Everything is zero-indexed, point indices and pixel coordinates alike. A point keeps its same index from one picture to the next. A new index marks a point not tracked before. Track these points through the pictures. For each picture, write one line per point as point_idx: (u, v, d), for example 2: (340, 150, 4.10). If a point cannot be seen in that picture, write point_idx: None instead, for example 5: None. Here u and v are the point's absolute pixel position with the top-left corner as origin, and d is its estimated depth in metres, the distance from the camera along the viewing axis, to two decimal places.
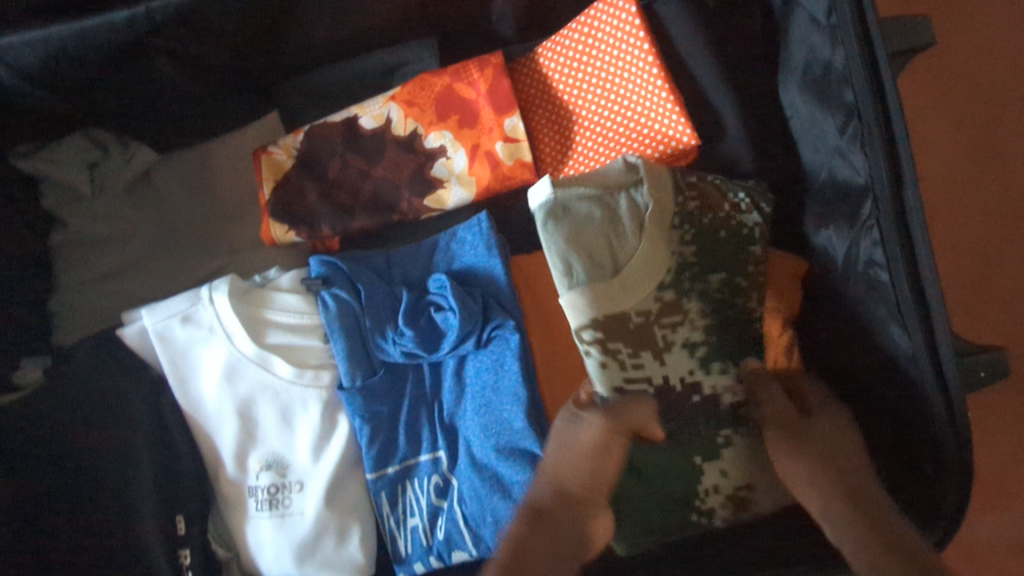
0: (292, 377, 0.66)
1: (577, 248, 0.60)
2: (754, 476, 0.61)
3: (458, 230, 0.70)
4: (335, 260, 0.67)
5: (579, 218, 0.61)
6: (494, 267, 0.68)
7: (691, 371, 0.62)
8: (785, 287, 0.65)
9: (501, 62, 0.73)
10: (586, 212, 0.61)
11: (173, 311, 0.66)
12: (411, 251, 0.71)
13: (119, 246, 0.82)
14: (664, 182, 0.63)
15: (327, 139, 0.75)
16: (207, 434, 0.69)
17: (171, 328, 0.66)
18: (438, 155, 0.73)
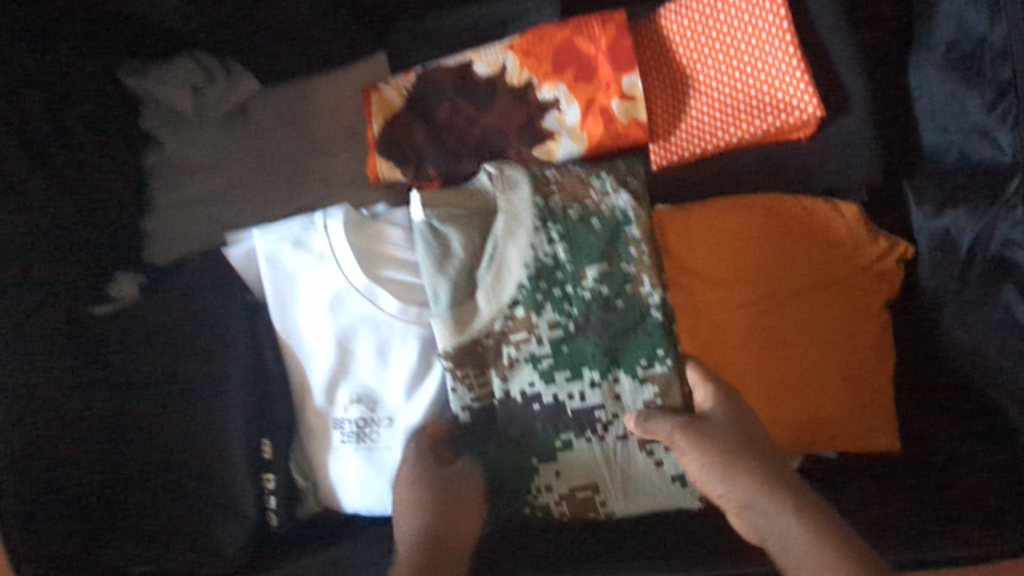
0: (395, 312, 0.66)
1: (448, 281, 0.64)
2: (597, 478, 0.67)
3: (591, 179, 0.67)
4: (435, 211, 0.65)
5: (447, 249, 0.65)
6: None
7: (532, 384, 0.65)
8: (886, 270, 0.68)
9: (625, 19, 0.72)
10: (447, 244, 0.65)
11: (285, 234, 0.67)
12: None
13: (209, 172, 0.80)
14: (517, 202, 0.66)
15: (438, 81, 0.75)
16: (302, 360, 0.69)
17: (282, 251, 0.66)
18: (550, 107, 0.73)
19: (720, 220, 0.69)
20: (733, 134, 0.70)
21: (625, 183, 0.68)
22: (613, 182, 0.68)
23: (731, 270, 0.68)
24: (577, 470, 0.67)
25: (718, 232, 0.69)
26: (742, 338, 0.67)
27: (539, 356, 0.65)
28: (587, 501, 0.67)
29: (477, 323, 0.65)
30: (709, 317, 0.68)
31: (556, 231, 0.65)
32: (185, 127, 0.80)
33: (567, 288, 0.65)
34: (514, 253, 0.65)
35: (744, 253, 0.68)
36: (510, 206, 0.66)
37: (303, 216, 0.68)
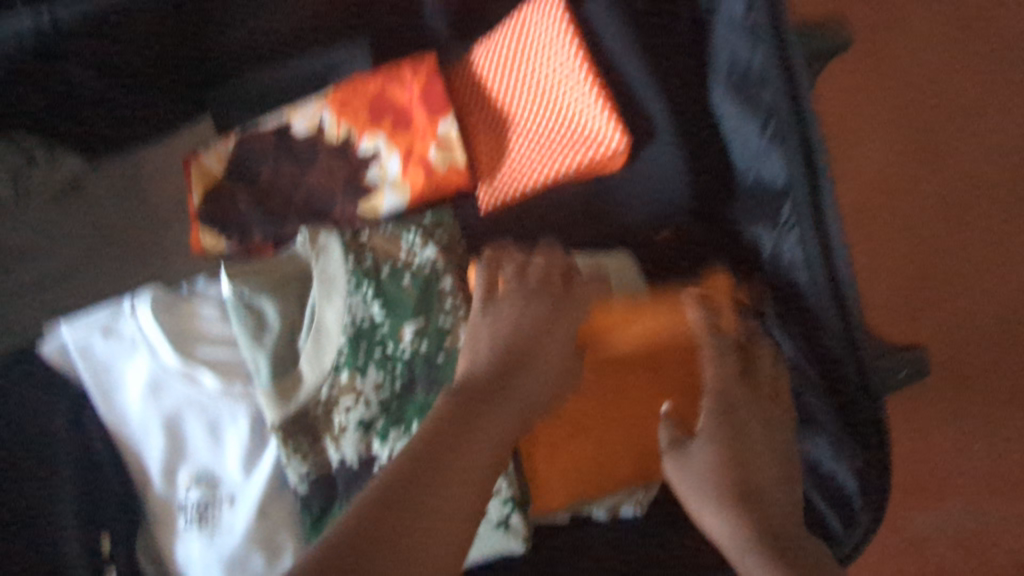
0: (218, 390, 0.65)
1: (269, 354, 0.63)
2: None
3: (407, 233, 0.67)
4: (240, 284, 0.64)
5: (266, 321, 0.64)
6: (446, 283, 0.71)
7: (366, 447, 0.63)
8: None
9: (433, 64, 0.72)
10: (263, 315, 0.64)
11: (96, 325, 0.66)
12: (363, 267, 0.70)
13: (43, 258, 0.73)
14: (333, 263, 0.65)
15: (258, 144, 0.74)
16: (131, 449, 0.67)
17: (92, 343, 0.65)
18: (371, 160, 0.73)
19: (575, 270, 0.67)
20: (549, 171, 0.69)
21: (432, 235, 0.67)
22: (421, 237, 0.67)
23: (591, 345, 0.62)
24: None
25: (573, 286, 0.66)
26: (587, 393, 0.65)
27: (370, 419, 0.63)
28: None
29: (303, 392, 0.63)
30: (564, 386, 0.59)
31: (371, 291, 0.64)
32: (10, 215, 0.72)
33: (387, 346, 0.64)
34: (332, 319, 0.64)
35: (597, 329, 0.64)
36: (325, 268, 0.65)
37: (114, 305, 0.67)
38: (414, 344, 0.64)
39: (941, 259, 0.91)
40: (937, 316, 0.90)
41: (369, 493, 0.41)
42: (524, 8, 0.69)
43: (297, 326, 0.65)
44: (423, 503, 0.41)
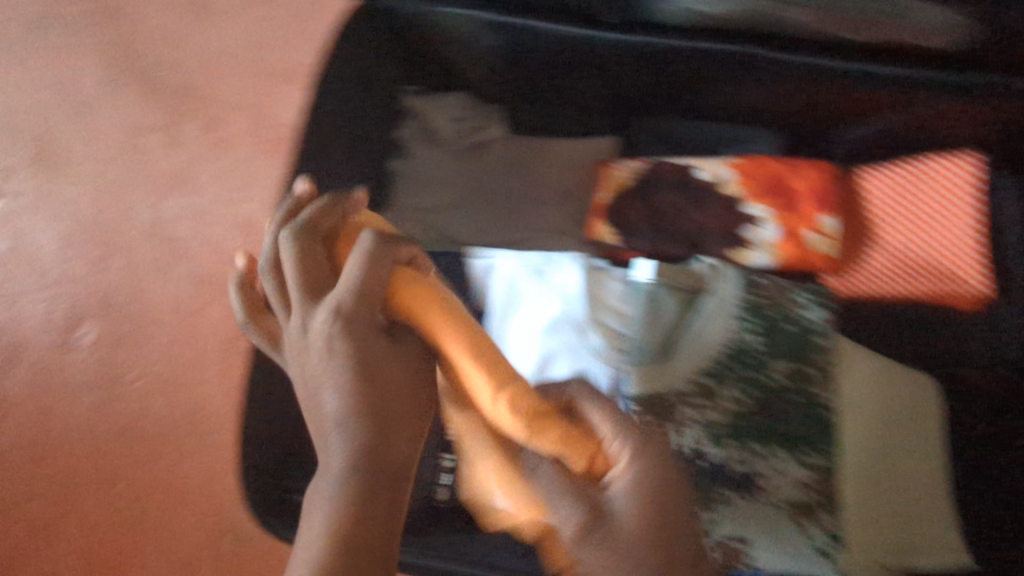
0: (596, 350, 0.78)
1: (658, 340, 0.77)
2: (753, 533, 0.69)
3: (794, 290, 0.78)
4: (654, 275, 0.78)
5: (661, 313, 0.77)
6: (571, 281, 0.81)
7: (701, 443, 0.74)
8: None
9: (831, 171, 0.87)
10: (663, 308, 0.78)
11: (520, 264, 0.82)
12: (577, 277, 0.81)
13: (440, 191, 0.96)
14: (730, 290, 0.78)
15: (662, 177, 0.90)
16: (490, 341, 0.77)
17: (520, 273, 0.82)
18: (752, 220, 0.87)
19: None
20: (901, 292, 0.82)
21: (823, 300, 0.79)
22: (815, 300, 0.78)
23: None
24: (735, 521, 0.70)
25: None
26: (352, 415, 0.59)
27: (713, 422, 0.75)
28: (733, 551, 0.69)
29: (668, 381, 0.76)
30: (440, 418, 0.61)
31: (755, 324, 0.77)
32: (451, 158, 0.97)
33: (753, 372, 0.76)
34: (715, 333, 0.76)
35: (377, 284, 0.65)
36: (720, 291, 0.78)
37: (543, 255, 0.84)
38: (784, 373, 0.75)
39: None
40: None
41: (318, 563, 0.45)
42: (935, 156, 0.82)
43: (680, 327, 0.77)
44: (369, 541, 0.46)
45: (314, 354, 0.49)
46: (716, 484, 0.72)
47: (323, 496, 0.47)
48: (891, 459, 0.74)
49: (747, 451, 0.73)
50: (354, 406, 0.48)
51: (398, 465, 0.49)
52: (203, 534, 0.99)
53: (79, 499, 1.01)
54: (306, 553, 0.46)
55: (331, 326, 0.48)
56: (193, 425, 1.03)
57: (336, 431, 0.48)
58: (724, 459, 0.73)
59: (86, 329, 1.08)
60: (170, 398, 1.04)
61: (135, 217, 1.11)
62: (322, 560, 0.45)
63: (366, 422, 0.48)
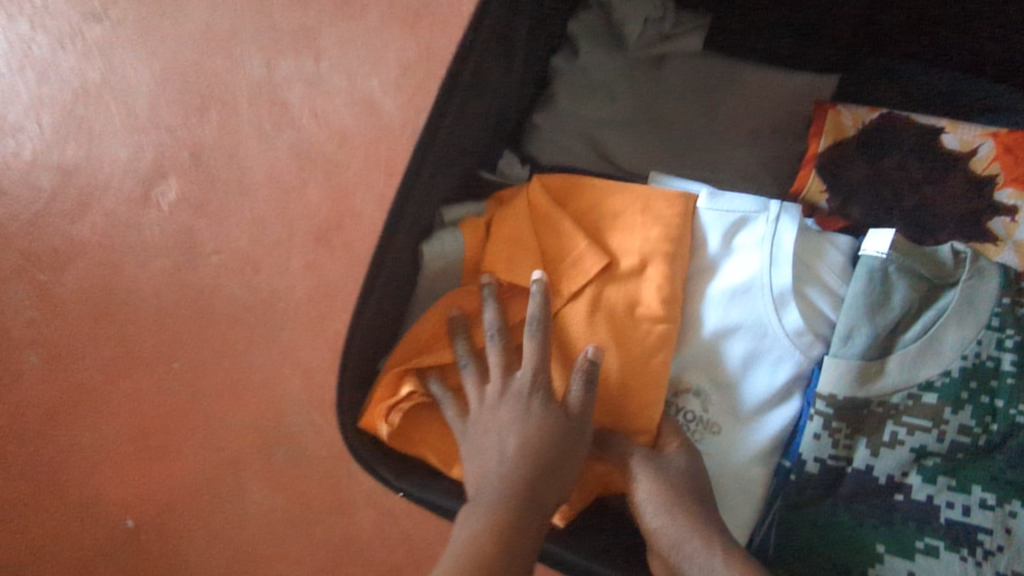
0: (791, 331, 0.61)
1: (871, 333, 0.60)
2: None
3: None
4: (891, 253, 0.60)
5: (884, 301, 0.60)
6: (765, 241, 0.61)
7: (904, 472, 0.59)
8: None
9: None
10: (888, 295, 0.60)
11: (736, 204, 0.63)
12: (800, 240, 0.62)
13: (609, 102, 0.80)
14: (984, 291, 0.59)
15: (898, 134, 0.72)
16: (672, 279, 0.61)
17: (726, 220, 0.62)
18: (1004, 211, 0.68)
19: (620, 192, 0.63)
20: None
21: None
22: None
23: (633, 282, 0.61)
24: None
25: (587, 215, 0.64)
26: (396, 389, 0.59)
27: (930, 451, 0.58)
28: None
29: (876, 388, 0.59)
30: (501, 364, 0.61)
31: (1011, 339, 0.58)
32: (626, 67, 0.81)
33: (996, 400, 0.58)
34: (955, 341, 0.59)
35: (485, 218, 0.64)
36: (969, 290, 0.60)
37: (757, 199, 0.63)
38: None
39: None
40: None
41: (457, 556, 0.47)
42: None
43: (903, 324, 0.60)
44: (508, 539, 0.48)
45: (494, 411, 0.54)
46: (922, 531, 0.57)
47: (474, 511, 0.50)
48: None
49: (972, 498, 0.56)
50: (523, 450, 0.52)
51: (543, 491, 0.51)
52: (258, 437, 0.88)
53: (133, 367, 0.91)
54: (451, 551, 0.48)
55: (523, 395, 0.54)
56: (266, 315, 0.91)
57: (500, 424, 0.53)
58: (936, 502, 0.57)
59: (169, 185, 0.95)
60: (247, 280, 0.92)
61: (244, 70, 0.97)
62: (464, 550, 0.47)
63: (529, 463, 0.51)
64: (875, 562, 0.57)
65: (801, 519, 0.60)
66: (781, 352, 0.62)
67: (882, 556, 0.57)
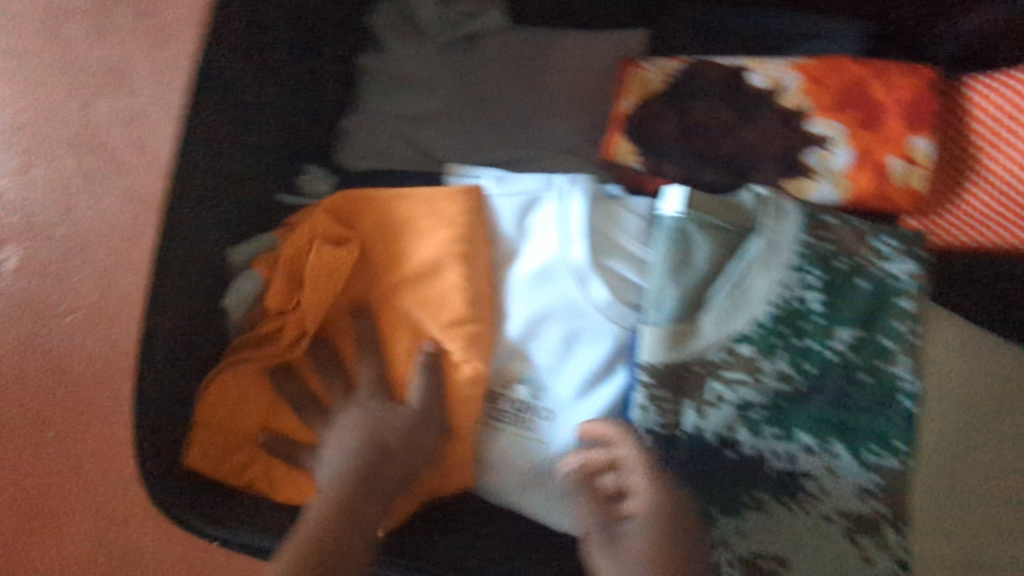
0: (601, 305, 0.60)
1: (677, 294, 0.58)
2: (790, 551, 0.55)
3: (872, 238, 0.57)
4: (683, 209, 0.58)
5: (685, 260, 0.58)
6: (558, 221, 0.60)
7: (733, 430, 0.57)
8: None
9: (933, 79, 0.65)
10: (688, 253, 0.58)
11: (526, 188, 0.61)
12: (595, 210, 0.59)
13: (419, 96, 0.76)
14: (784, 233, 0.58)
15: (706, 79, 0.69)
16: (471, 276, 0.60)
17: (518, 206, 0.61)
18: (818, 143, 0.67)
19: (409, 194, 0.61)
20: (989, 239, 0.65)
21: (911, 249, 0.57)
22: (899, 247, 0.57)
23: (429, 280, 0.61)
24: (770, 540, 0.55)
25: (377, 221, 0.62)
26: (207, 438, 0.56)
27: (752, 404, 0.57)
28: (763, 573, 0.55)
29: (692, 348, 0.58)
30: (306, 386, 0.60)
31: (815, 277, 0.57)
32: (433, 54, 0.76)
33: (809, 341, 0.56)
34: (761, 288, 0.57)
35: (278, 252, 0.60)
36: (770, 234, 0.58)
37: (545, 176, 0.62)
38: (842, 348, 0.56)
39: None
40: None
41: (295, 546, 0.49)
42: None
43: (710, 279, 0.58)
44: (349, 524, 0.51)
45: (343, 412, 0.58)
46: (749, 486, 0.56)
47: (315, 505, 0.52)
48: None
49: (796, 445, 0.55)
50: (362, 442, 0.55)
51: (387, 475, 0.55)
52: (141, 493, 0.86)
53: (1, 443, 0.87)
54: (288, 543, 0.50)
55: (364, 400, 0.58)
56: (128, 366, 0.88)
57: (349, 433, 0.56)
58: (763, 454, 0.56)
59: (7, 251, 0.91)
60: (103, 335, 0.89)
61: (64, 120, 0.92)
62: (299, 544, 0.49)
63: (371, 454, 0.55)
64: (708, 524, 0.56)
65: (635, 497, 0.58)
66: (594, 328, 0.61)
67: (716, 517, 0.56)
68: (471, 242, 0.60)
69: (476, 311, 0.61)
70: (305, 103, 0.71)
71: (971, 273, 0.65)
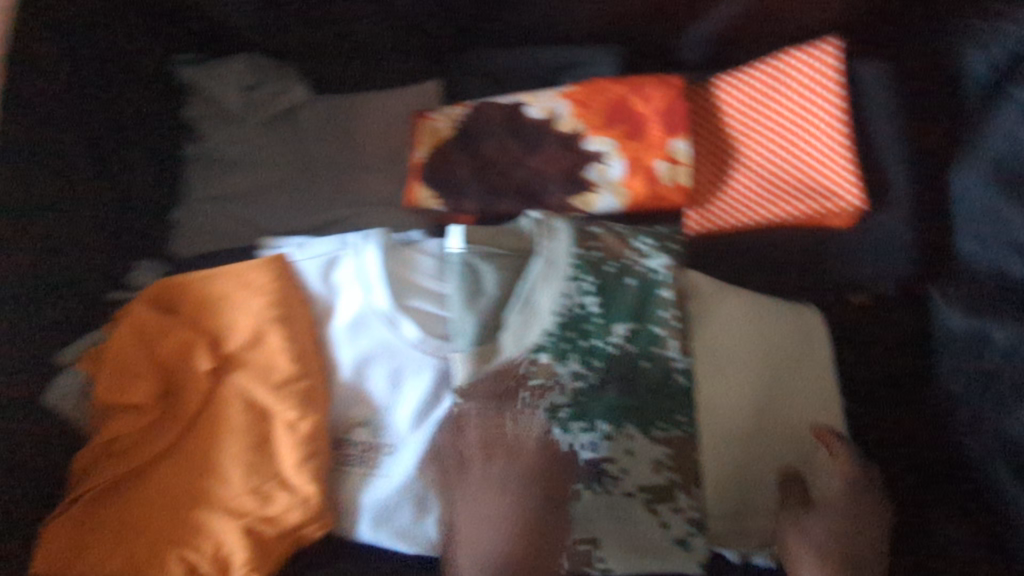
0: (414, 342, 0.66)
1: (478, 320, 0.63)
2: (602, 531, 0.61)
3: (632, 239, 0.65)
4: (466, 244, 0.64)
5: (477, 288, 0.64)
6: (354, 275, 0.66)
7: (546, 432, 0.63)
8: (900, 361, 0.70)
9: (682, 87, 0.73)
10: (479, 281, 0.64)
11: (327, 251, 0.67)
12: (392, 259, 0.65)
13: (245, 176, 0.82)
14: (558, 248, 0.64)
15: (489, 119, 0.75)
16: (291, 338, 0.65)
17: (323, 267, 0.67)
18: (595, 159, 0.74)
19: (220, 275, 0.67)
20: (764, 218, 0.71)
21: (665, 245, 0.65)
22: (653, 244, 0.65)
23: (254, 350, 0.66)
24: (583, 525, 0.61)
25: (197, 305, 0.67)
26: (64, 540, 0.60)
27: (558, 405, 0.63)
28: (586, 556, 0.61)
29: (498, 366, 0.63)
30: (163, 469, 0.65)
31: (590, 283, 0.63)
32: (242, 131, 0.82)
33: (594, 340, 0.63)
34: (548, 301, 0.63)
35: (102, 347, 0.65)
36: (548, 252, 0.64)
37: (343, 235, 0.68)
38: (621, 341, 0.63)
39: None
40: None
41: None
42: (797, 49, 0.69)
43: (505, 301, 0.64)
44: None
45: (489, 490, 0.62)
46: (566, 477, 0.62)
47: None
48: (768, 438, 0.66)
49: (599, 434, 0.62)
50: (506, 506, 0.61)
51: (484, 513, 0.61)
52: None
53: None
54: None
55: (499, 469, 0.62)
56: None
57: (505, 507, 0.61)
58: (573, 448, 0.62)
59: None
60: None
61: None
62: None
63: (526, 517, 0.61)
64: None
65: (471, 508, 0.63)
66: (413, 364, 0.66)
67: (540, 512, 0.62)
68: (285, 307, 0.65)
69: (303, 369, 0.66)
70: (127, 203, 0.75)
71: (739, 249, 0.73)
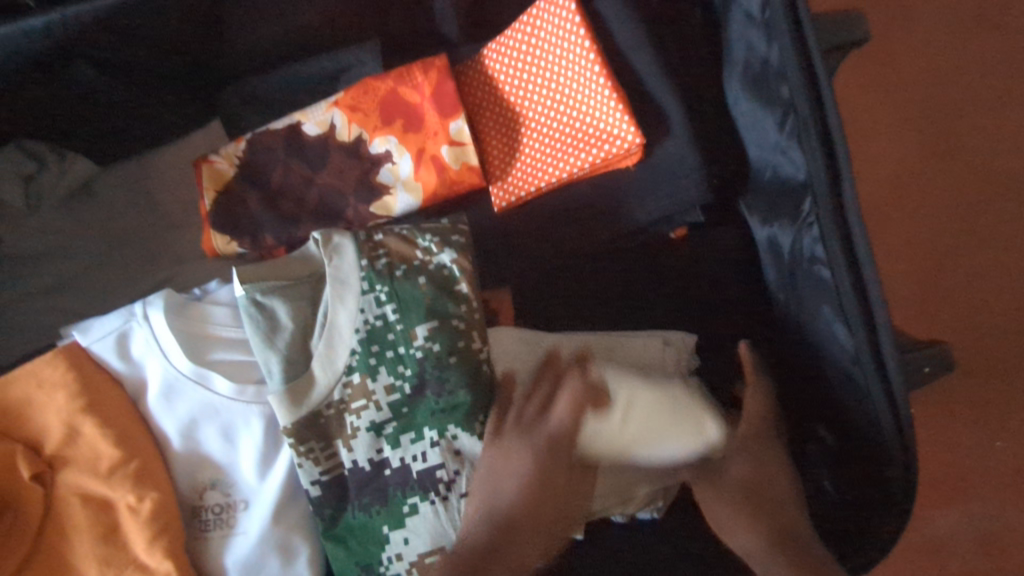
0: (231, 394, 0.65)
1: (280, 360, 0.61)
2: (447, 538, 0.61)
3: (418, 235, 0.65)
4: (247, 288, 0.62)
5: (272, 326, 0.62)
6: (151, 343, 0.65)
7: (378, 451, 0.62)
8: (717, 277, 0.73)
9: (445, 65, 0.72)
10: (272, 319, 0.62)
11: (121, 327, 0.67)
12: (184, 318, 0.65)
13: None
14: (344, 265, 0.62)
15: (272, 147, 0.73)
16: (106, 423, 0.63)
17: (121, 343, 0.66)
18: (384, 160, 0.72)
19: (18, 381, 0.64)
20: (558, 173, 0.68)
21: (448, 239, 0.65)
22: (438, 240, 0.64)
23: (74, 447, 0.63)
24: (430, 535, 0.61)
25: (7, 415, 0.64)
26: None
27: (382, 423, 0.62)
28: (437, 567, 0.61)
29: (313, 397, 0.61)
30: None
31: (382, 292, 0.62)
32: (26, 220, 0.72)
33: (399, 350, 0.62)
34: (345, 320, 0.62)
35: None
36: (334, 271, 0.62)
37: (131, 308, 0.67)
38: (427, 344, 0.62)
39: (956, 256, 0.91)
40: (957, 309, 0.90)
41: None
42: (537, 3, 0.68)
43: (309, 330, 0.62)
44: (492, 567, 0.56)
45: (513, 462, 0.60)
46: (404, 494, 0.61)
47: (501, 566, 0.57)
48: None
49: (426, 441, 0.61)
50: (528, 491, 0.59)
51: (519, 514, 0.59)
52: None
53: None
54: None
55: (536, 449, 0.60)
56: None
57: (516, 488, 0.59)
58: (406, 461, 0.62)
59: None
60: None
61: None
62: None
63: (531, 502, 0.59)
64: (386, 543, 0.62)
65: (330, 542, 0.62)
66: (237, 414, 0.65)
67: (389, 536, 0.62)
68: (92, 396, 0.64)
69: (128, 450, 0.63)
70: None
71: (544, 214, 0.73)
